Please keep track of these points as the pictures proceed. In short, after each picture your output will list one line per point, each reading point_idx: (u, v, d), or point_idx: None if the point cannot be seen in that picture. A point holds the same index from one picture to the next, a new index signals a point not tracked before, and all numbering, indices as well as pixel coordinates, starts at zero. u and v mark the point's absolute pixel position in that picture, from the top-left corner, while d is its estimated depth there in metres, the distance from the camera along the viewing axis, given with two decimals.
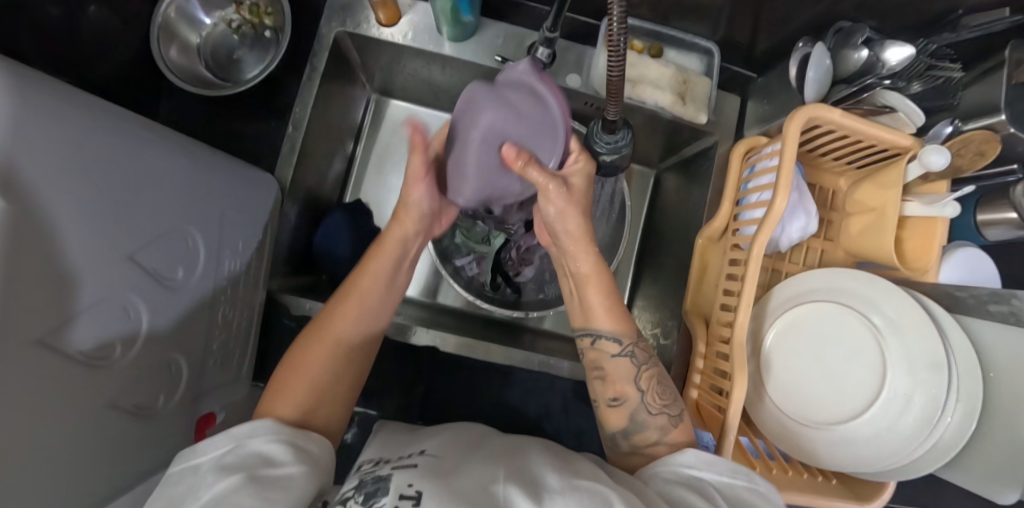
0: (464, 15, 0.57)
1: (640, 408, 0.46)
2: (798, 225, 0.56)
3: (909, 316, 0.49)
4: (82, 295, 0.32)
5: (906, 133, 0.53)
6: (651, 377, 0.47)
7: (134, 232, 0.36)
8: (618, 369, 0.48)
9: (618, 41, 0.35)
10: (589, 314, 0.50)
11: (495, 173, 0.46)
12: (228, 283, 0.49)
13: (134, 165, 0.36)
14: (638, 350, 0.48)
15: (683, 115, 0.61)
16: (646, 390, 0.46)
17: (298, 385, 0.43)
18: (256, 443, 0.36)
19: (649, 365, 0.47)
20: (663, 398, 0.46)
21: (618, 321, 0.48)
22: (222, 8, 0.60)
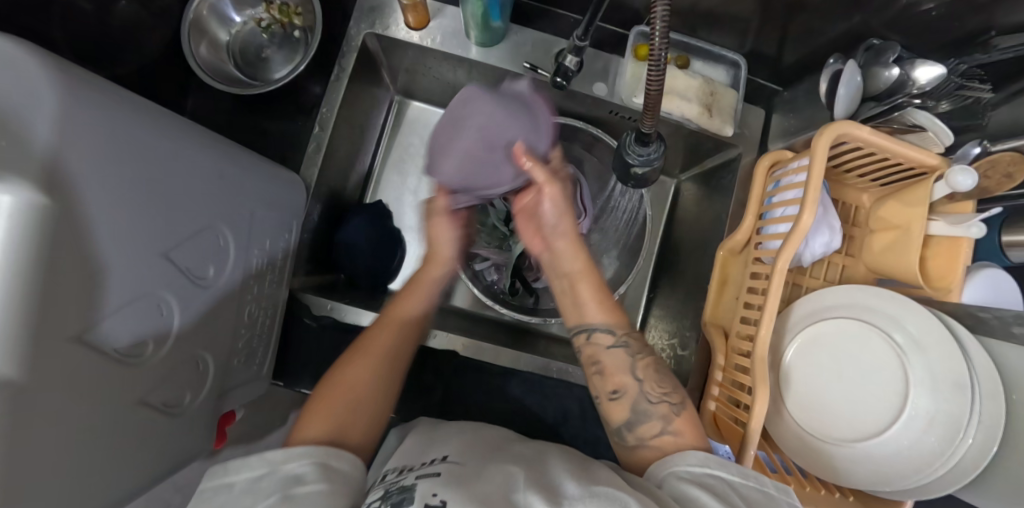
0: (493, 21, 0.57)
1: (641, 397, 0.46)
2: (821, 240, 0.57)
3: (933, 335, 0.49)
4: (114, 292, 0.32)
5: (934, 152, 0.53)
6: (645, 365, 0.47)
7: (170, 230, 0.37)
8: (615, 361, 0.48)
9: (659, 54, 0.35)
10: (590, 308, 0.50)
11: (489, 160, 0.51)
12: (255, 282, 0.49)
13: (175, 163, 0.37)
14: (630, 341, 0.49)
15: (708, 127, 0.61)
16: (644, 378, 0.46)
17: (335, 406, 0.44)
18: (291, 465, 0.37)
19: (642, 355, 0.48)
20: (662, 386, 0.46)
21: (613, 313, 0.50)
22: (252, 6, 0.61)
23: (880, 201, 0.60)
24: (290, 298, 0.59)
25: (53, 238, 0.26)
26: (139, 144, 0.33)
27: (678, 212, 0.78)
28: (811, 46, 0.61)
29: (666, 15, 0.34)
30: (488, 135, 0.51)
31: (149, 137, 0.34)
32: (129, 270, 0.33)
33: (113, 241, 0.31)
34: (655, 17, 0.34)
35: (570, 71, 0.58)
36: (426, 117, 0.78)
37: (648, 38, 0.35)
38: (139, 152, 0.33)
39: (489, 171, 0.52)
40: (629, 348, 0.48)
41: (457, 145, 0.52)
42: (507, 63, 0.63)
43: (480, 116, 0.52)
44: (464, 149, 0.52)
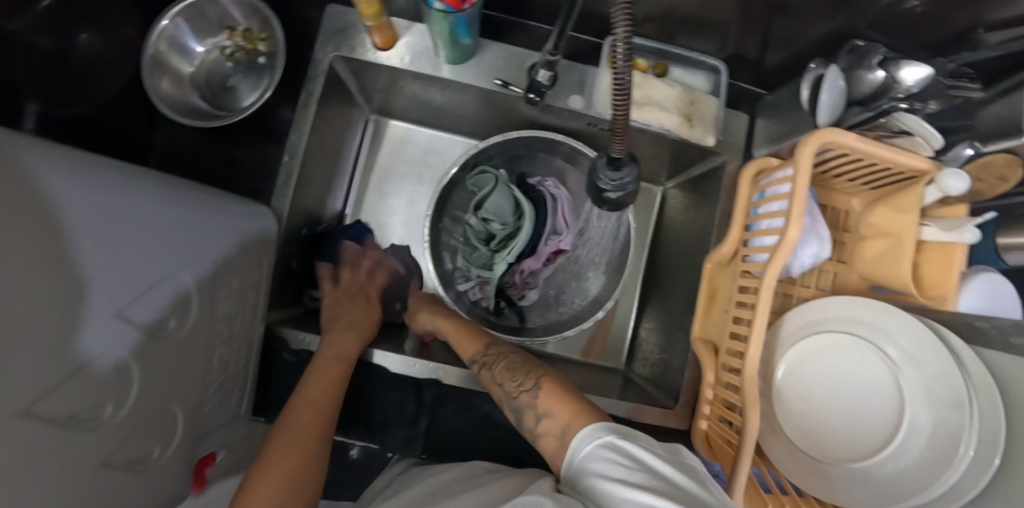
0: (462, 38, 0.55)
1: (507, 397, 0.48)
2: (810, 251, 0.55)
3: (927, 347, 0.47)
4: (81, 341, 0.31)
5: (923, 156, 0.50)
6: (502, 369, 0.51)
7: (128, 284, 0.35)
8: (485, 377, 0.53)
9: (624, 75, 0.33)
10: (466, 347, 0.57)
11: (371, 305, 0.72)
12: (223, 325, 0.48)
13: (118, 217, 0.35)
14: (491, 355, 0.54)
15: (689, 138, 0.59)
16: (504, 381, 0.50)
17: (264, 501, 0.41)
18: None
19: (499, 361, 0.52)
20: (519, 380, 0.49)
21: (478, 341, 0.56)
22: (214, 34, 0.59)
23: (869, 207, 0.58)
24: (266, 333, 0.57)
25: (20, 283, 0.25)
26: (86, 196, 0.32)
27: (665, 220, 0.76)
28: (795, 47, 0.59)
29: (626, 24, 0.31)
30: None
31: (95, 187, 0.33)
32: (92, 322, 0.32)
33: (77, 293, 0.30)
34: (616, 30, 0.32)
35: (544, 86, 0.56)
36: (404, 136, 0.77)
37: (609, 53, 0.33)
38: (81, 205, 0.32)
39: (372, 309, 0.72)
40: (486, 364, 0.53)
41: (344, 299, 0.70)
42: (480, 80, 0.61)
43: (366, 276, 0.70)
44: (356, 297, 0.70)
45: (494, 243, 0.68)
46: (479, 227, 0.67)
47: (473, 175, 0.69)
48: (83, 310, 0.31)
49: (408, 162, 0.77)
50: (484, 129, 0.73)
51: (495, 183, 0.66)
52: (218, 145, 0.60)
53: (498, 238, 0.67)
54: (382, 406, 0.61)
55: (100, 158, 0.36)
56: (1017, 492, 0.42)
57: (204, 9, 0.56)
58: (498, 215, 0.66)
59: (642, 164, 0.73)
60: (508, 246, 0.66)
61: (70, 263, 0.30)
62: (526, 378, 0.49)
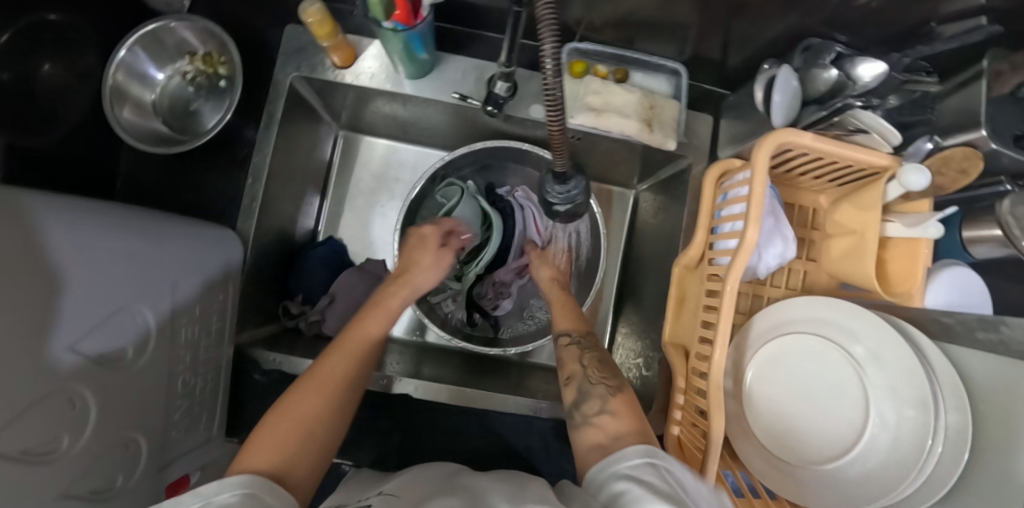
0: (419, 53, 0.55)
1: (584, 381, 0.49)
2: (775, 251, 0.54)
3: (890, 346, 0.47)
4: (55, 342, 0.33)
5: (883, 153, 0.50)
6: (592, 358, 0.52)
7: (86, 315, 0.36)
8: (569, 355, 0.53)
9: (556, 90, 0.33)
10: (563, 319, 0.58)
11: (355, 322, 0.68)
12: (186, 350, 0.48)
13: (69, 252, 0.35)
14: (585, 340, 0.55)
15: (650, 142, 0.58)
16: (588, 365, 0.50)
17: (290, 425, 0.39)
18: (222, 499, 0.30)
19: (591, 350, 0.53)
20: (602, 372, 0.50)
21: (578, 322, 0.58)
22: (173, 60, 0.60)
23: (835, 204, 0.58)
24: (236, 355, 0.58)
25: None
26: (48, 223, 0.34)
27: (639, 223, 0.76)
28: (753, 47, 0.59)
29: (556, 39, 0.31)
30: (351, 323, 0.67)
31: (54, 218, 0.35)
32: (47, 347, 0.33)
33: (21, 330, 0.30)
34: (544, 46, 0.31)
35: (502, 98, 0.57)
36: (374, 151, 0.77)
37: (540, 70, 0.33)
38: (44, 228, 0.34)
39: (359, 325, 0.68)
40: (579, 345, 0.54)
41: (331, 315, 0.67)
42: (440, 93, 0.61)
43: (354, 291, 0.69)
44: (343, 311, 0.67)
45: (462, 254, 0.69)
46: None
47: (441, 188, 0.70)
48: (54, 311, 0.33)
49: (380, 176, 0.77)
50: (453, 141, 0.74)
51: (461, 195, 0.67)
52: (182, 169, 0.61)
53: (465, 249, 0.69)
54: (356, 422, 0.61)
55: (47, 195, 0.37)
56: (987, 489, 0.41)
57: (162, 36, 0.57)
58: (463, 226, 0.68)
59: (612, 168, 0.73)
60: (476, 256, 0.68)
61: (27, 281, 0.31)
62: (610, 378, 0.49)
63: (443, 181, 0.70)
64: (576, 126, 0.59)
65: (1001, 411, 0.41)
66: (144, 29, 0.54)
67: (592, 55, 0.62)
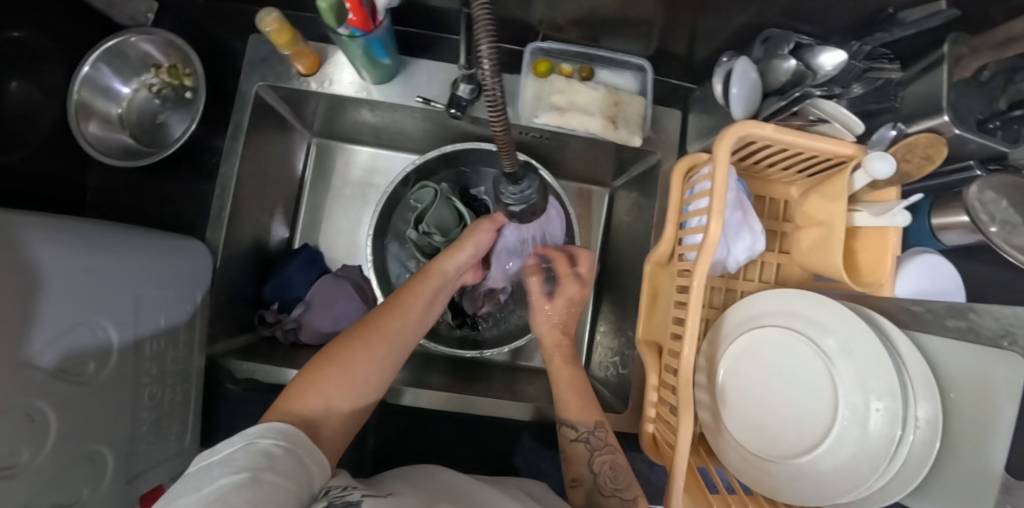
0: (380, 59, 0.56)
1: (594, 490, 0.50)
2: (743, 244, 0.54)
3: (859, 338, 0.47)
4: (32, 343, 0.34)
5: (848, 142, 0.49)
6: (606, 462, 0.51)
7: (49, 324, 0.36)
8: (576, 453, 0.53)
9: (496, 90, 0.31)
10: (569, 407, 0.55)
11: (334, 327, 0.68)
12: (153, 363, 0.48)
13: (42, 267, 0.35)
14: (596, 436, 0.53)
15: (615, 139, 0.58)
16: (599, 473, 0.51)
17: (333, 378, 0.45)
18: (264, 443, 0.36)
19: (603, 453, 0.52)
20: (615, 481, 0.50)
21: (590, 411, 0.55)
22: (137, 75, 0.60)
23: (805, 195, 0.58)
24: (209, 365, 0.58)
25: None
26: (18, 228, 0.34)
27: (615, 221, 0.76)
28: (716, 39, 0.58)
29: (492, 37, 0.29)
30: (331, 328, 0.68)
31: (21, 224, 0.35)
32: (9, 362, 0.32)
33: None
34: (480, 43, 0.29)
35: (465, 100, 0.57)
36: (347, 157, 0.77)
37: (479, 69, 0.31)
38: (15, 232, 0.34)
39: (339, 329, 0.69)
40: (596, 449, 0.52)
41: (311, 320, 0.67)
42: (406, 98, 0.61)
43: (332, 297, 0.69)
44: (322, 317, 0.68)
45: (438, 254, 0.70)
46: (420, 242, 0.68)
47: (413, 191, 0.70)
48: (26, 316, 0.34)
49: (353, 183, 0.77)
50: (425, 145, 0.74)
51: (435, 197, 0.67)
52: (152, 181, 0.61)
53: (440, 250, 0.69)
54: None
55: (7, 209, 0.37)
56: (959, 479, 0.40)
57: (125, 52, 0.57)
58: (438, 227, 0.67)
59: (585, 167, 0.73)
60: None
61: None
62: (620, 478, 0.50)
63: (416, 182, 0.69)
64: (541, 126, 0.59)
65: (971, 400, 0.41)
66: (106, 45, 0.55)
67: (557, 55, 0.62)
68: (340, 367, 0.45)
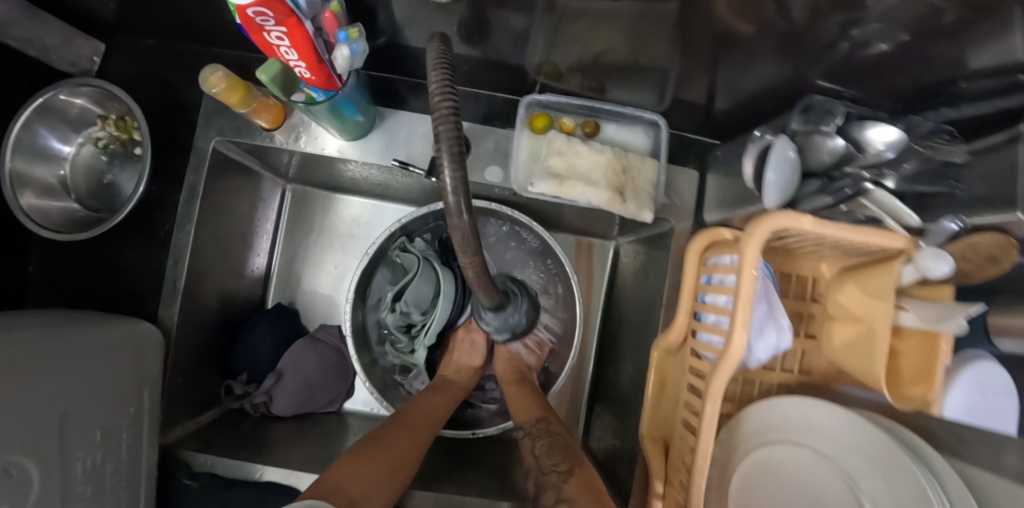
0: (350, 116, 0.48)
1: (537, 472, 0.46)
2: (768, 344, 0.47)
3: (879, 452, 0.39)
4: None
5: (900, 235, 0.42)
6: (545, 445, 0.49)
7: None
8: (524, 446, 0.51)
9: (461, 212, 0.26)
10: (518, 408, 0.56)
11: (308, 398, 0.63)
12: (88, 481, 0.41)
13: None
14: (539, 428, 0.51)
15: (623, 213, 0.50)
16: (539, 454, 0.48)
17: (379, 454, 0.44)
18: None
19: (546, 437, 0.49)
20: (554, 458, 0.46)
21: (535, 409, 0.55)
22: (80, 129, 0.53)
23: (837, 279, 0.50)
24: (162, 458, 0.52)
25: None
26: None
27: (620, 280, 0.69)
28: (741, 94, 0.50)
29: (457, 159, 0.25)
30: (304, 400, 0.62)
31: None
32: None
33: None
34: (443, 168, 0.25)
35: None
36: (325, 205, 0.70)
37: (443, 204, 0.26)
38: None
39: (313, 400, 0.63)
40: (532, 435, 0.51)
41: (278, 394, 0.61)
42: (385, 155, 0.53)
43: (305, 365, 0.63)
44: (291, 390, 0.61)
45: (412, 329, 0.63)
46: (396, 319, 0.61)
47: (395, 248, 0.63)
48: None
49: (332, 233, 0.70)
50: (410, 196, 0.67)
51: (416, 268, 0.60)
52: (98, 250, 0.54)
53: (418, 325, 0.62)
54: None
55: None
56: None
57: (60, 107, 0.50)
58: (417, 304, 0.61)
59: (589, 222, 0.66)
60: (425, 331, 0.62)
61: None
62: (563, 461, 0.46)
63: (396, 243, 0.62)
64: (537, 194, 0.51)
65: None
66: (35, 102, 0.48)
67: (556, 108, 0.55)
68: (380, 455, 0.44)
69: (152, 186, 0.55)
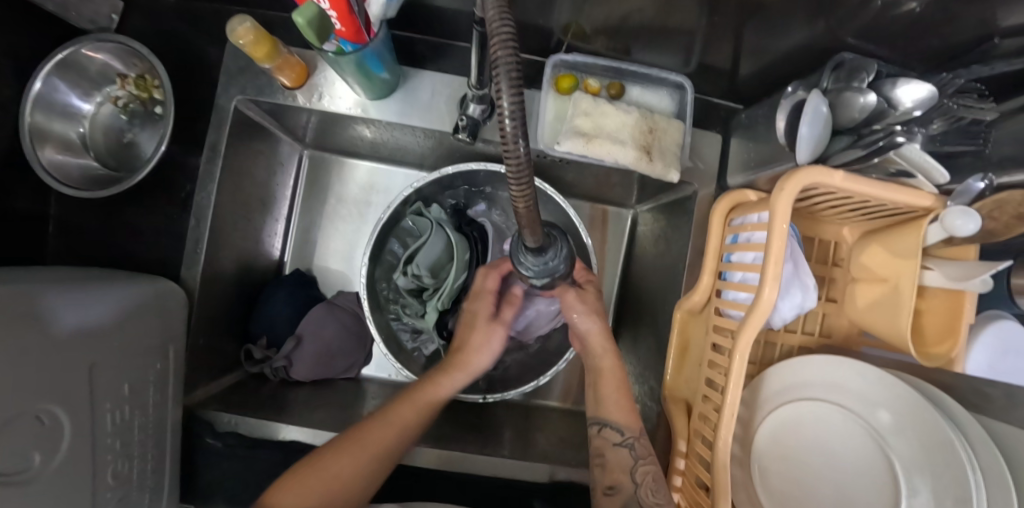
0: (377, 73, 0.47)
1: (634, 499, 0.46)
2: (794, 303, 0.47)
3: (912, 411, 0.40)
4: None
5: (926, 194, 0.42)
6: (648, 473, 0.48)
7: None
8: (619, 459, 0.49)
9: (516, 144, 0.25)
10: (612, 408, 0.52)
11: (327, 363, 0.63)
12: (116, 436, 0.41)
13: None
14: (641, 444, 0.50)
15: (649, 173, 0.50)
16: (641, 482, 0.47)
17: (318, 482, 0.41)
18: None
19: (648, 462, 0.48)
20: (657, 495, 0.46)
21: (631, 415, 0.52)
22: (100, 86, 0.52)
23: (862, 240, 0.51)
24: (187, 417, 0.52)
25: None
26: None
27: (638, 247, 0.70)
28: (769, 57, 0.49)
29: (518, 88, 0.24)
30: (324, 365, 0.63)
31: None
32: None
33: None
34: (502, 100, 0.24)
35: (478, 122, 0.49)
36: (342, 172, 0.70)
37: (501, 138, 0.25)
38: None
39: (332, 364, 0.64)
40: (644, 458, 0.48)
41: (297, 359, 0.62)
42: (406, 117, 0.53)
43: (323, 331, 0.63)
44: (310, 355, 0.62)
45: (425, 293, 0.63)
46: (408, 282, 0.62)
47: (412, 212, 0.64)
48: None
49: (350, 201, 0.69)
50: (427, 159, 0.66)
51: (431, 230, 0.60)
52: (118, 211, 0.54)
53: (429, 289, 0.63)
54: None
55: None
56: None
57: (80, 63, 0.49)
58: (428, 267, 0.61)
59: (608, 189, 0.66)
60: (438, 295, 0.62)
61: None
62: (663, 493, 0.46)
63: (412, 207, 0.64)
64: (563, 153, 0.51)
65: None
66: (55, 57, 0.47)
67: (582, 68, 0.53)
68: (320, 480, 0.42)
69: (172, 147, 0.54)
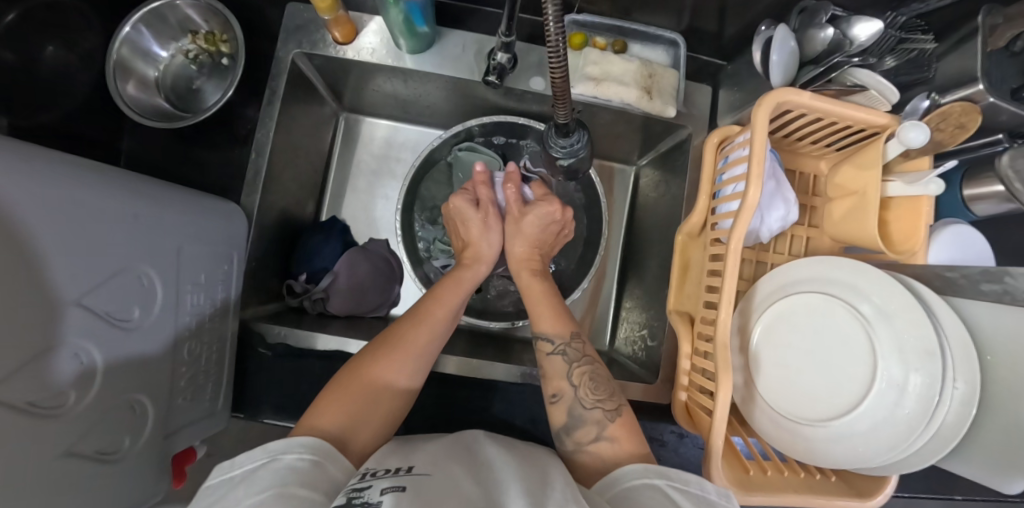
0: (419, 27, 0.55)
1: (575, 402, 0.50)
2: (777, 214, 0.54)
3: (897, 301, 0.46)
4: (87, 280, 0.34)
5: (882, 111, 0.49)
6: (584, 375, 0.52)
7: (91, 270, 0.35)
8: (554, 366, 0.54)
9: (557, 40, 0.34)
10: (542, 320, 0.57)
11: (357, 298, 0.69)
12: (191, 319, 0.48)
13: (89, 207, 0.35)
14: (572, 348, 0.54)
15: (650, 110, 0.60)
16: (579, 385, 0.51)
17: (355, 393, 0.45)
18: (289, 458, 0.36)
19: (580, 363, 0.53)
20: (596, 393, 0.50)
21: (563, 324, 0.56)
22: (176, 38, 0.61)
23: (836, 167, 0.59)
24: (242, 329, 0.58)
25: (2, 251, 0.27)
26: (69, 173, 0.34)
27: (640, 199, 0.78)
28: (748, 16, 0.59)
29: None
30: (355, 299, 0.68)
31: (81, 167, 0.36)
32: (61, 299, 0.32)
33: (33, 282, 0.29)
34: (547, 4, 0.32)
35: (504, 68, 0.56)
36: (375, 131, 0.78)
37: (543, 28, 0.33)
38: (67, 176, 0.33)
39: (363, 300, 0.69)
40: (574, 362, 0.53)
41: (331, 293, 0.68)
42: (439, 68, 0.62)
43: (353, 271, 0.68)
44: (342, 288, 0.67)
45: None
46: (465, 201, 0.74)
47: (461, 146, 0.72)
48: (68, 252, 0.32)
49: (380, 158, 0.78)
50: (452, 117, 0.74)
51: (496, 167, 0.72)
52: (185, 148, 0.62)
53: None
54: None
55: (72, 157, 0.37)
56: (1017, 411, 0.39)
57: (164, 15, 0.58)
58: None
59: (615, 145, 0.75)
60: None
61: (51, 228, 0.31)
62: (603, 397, 0.50)
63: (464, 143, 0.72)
64: (577, 97, 0.60)
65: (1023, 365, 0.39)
66: (148, 6, 0.56)
67: (591, 28, 0.63)
68: (356, 393, 0.45)
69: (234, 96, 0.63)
